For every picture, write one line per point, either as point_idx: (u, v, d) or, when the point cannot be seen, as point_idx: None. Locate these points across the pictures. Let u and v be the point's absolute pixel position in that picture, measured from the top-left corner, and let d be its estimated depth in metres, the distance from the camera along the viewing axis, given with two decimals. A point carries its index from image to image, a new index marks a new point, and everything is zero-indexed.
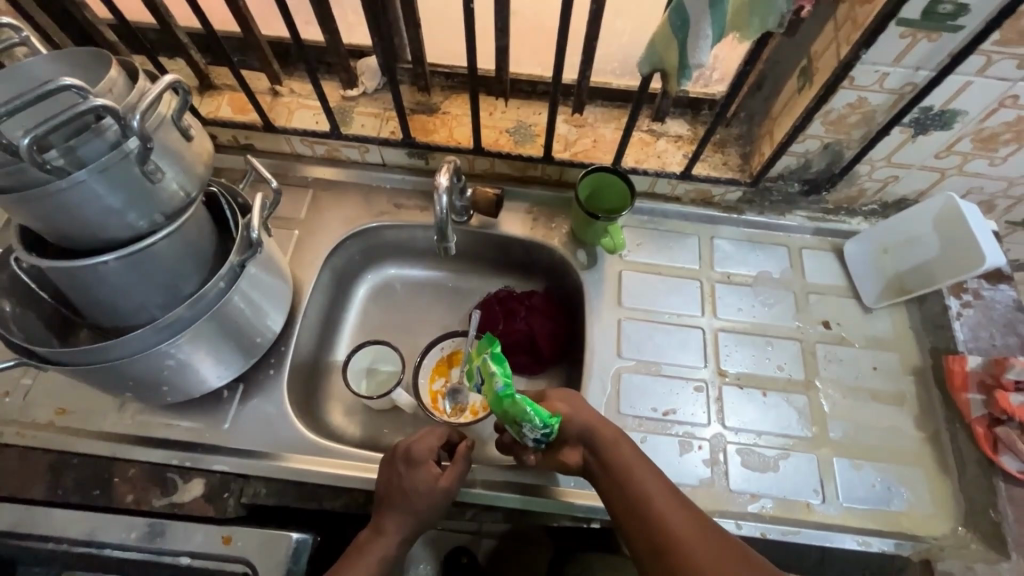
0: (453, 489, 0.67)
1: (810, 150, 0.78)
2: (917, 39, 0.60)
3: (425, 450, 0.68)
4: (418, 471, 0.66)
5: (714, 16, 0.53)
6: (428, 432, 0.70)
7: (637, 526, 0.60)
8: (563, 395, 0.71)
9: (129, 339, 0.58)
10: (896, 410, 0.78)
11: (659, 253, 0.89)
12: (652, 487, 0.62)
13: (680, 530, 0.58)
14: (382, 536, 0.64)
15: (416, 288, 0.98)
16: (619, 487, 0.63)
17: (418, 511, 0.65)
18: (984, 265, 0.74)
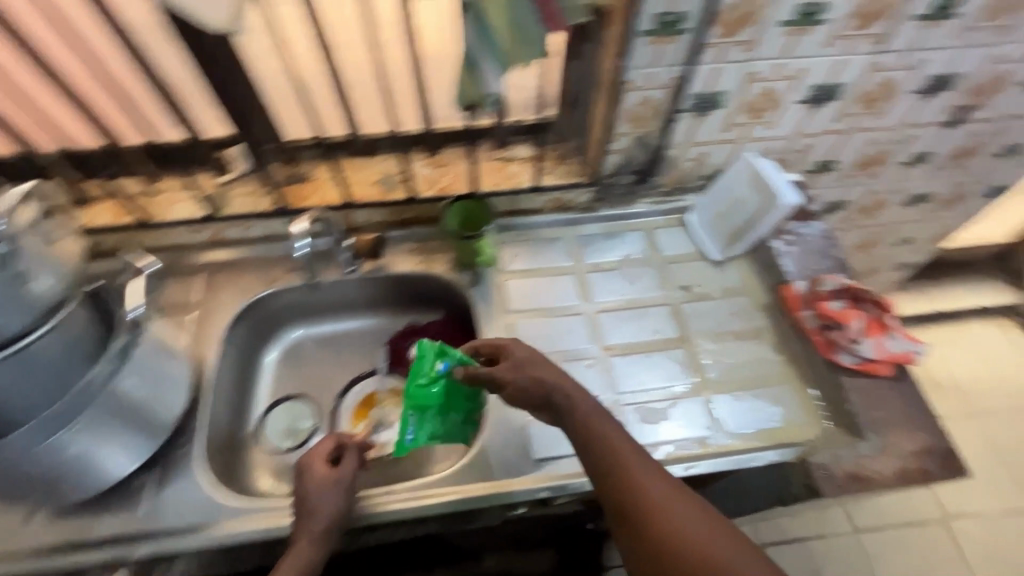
0: (346, 478, 0.72)
1: (628, 146, 0.93)
2: (662, 44, 0.76)
3: (312, 454, 0.75)
4: (308, 472, 0.72)
5: (492, 54, 0.67)
6: (323, 444, 0.77)
7: (613, 490, 0.62)
8: (529, 356, 0.73)
9: (12, 439, 0.59)
10: (757, 342, 0.91)
11: (534, 259, 1.01)
12: (627, 451, 0.63)
13: (656, 495, 0.60)
14: (295, 543, 0.67)
15: (324, 345, 1.02)
16: (591, 452, 0.65)
17: (314, 506, 0.69)
18: (783, 205, 0.89)
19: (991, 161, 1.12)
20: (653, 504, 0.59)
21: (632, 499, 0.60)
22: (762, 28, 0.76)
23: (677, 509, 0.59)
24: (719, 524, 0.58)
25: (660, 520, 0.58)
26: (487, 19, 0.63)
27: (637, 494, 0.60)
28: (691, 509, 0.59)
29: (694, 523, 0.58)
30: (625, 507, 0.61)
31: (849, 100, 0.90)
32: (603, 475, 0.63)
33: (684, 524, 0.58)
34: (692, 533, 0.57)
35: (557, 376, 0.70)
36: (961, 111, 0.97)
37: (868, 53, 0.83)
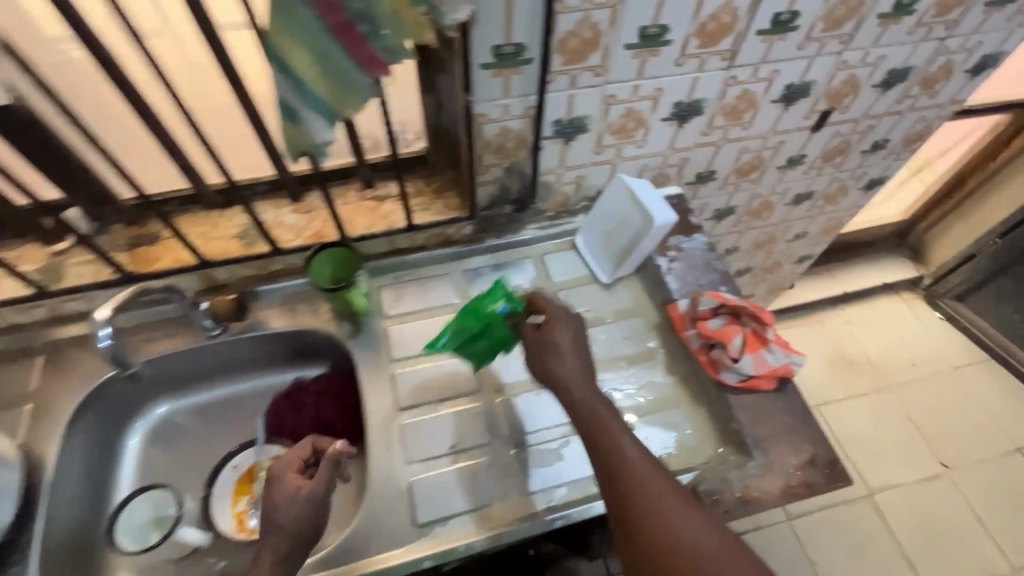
0: (316, 495, 0.69)
1: (499, 176, 0.89)
2: (507, 75, 0.73)
3: (288, 462, 0.71)
4: (277, 486, 0.69)
5: (311, 104, 0.61)
6: (294, 449, 0.74)
7: (615, 494, 0.63)
8: (564, 336, 0.74)
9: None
10: (648, 365, 0.89)
11: (419, 300, 0.95)
12: (633, 454, 0.65)
13: (657, 501, 0.61)
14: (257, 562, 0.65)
15: (199, 415, 0.94)
16: (600, 453, 0.66)
17: (283, 523, 0.66)
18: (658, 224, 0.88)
19: (861, 157, 1.16)
20: (654, 509, 0.61)
21: (637, 504, 0.61)
22: (607, 52, 0.74)
23: (676, 516, 0.60)
24: (714, 531, 0.60)
25: (652, 529, 0.60)
26: (296, 71, 0.57)
27: (644, 496, 0.61)
28: (690, 514, 0.61)
29: (691, 528, 0.60)
30: (625, 513, 0.61)
31: (713, 114, 0.90)
32: (606, 479, 0.64)
33: (676, 535, 0.59)
34: (688, 538, 0.59)
35: (563, 370, 0.72)
36: (822, 115, 0.99)
37: (721, 69, 0.82)
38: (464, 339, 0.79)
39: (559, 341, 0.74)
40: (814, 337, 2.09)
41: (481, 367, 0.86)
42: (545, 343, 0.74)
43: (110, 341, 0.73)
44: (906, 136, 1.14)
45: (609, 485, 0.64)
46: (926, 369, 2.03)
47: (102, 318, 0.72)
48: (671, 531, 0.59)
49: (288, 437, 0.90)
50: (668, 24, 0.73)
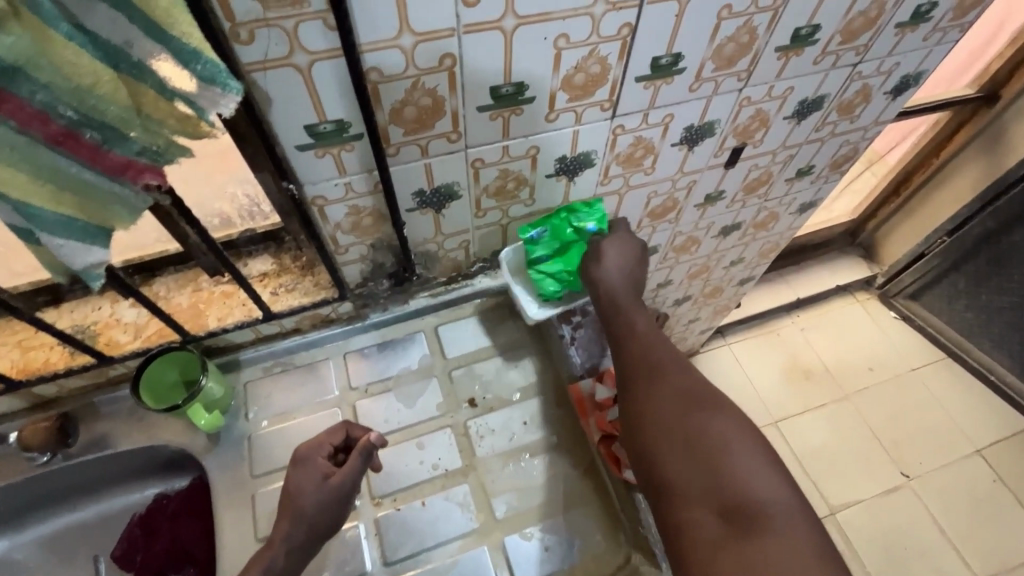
0: (345, 487, 0.66)
1: (365, 253, 0.77)
2: (336, 153, 0.61)
3: (317, 447, 0.69)
4: (309, 470, 0.67)
5: (52, 227, 0.47)
6: (327, 428, 0.71)
7: (621, 353, 0.73)
8: (620, 232, 0.84)
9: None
10: (550, 455, 0.79)
11: (291, 395, 0.83)
12: (639, 324, 0.75)
13: (667, 355, 0.71)
14: (271, 545, 0.64)
15: (45, 548, 0.82)
16: (613, 327, 0.76)
17: (306, 515, 0.64)
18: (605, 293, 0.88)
19: (787, 184, 1.07)
20: (658, 360, 0.70)
21: (638, 357, 0.71)
22: (457, 117, 0.62)
23: (676, 369, 0.69)
24: (706, 385, 0.67)
25: (670, 375, 0.68)
26: (11, 197, 0.44)
27: (639, 354, 0.72)
28: (681, 370, 0.69)
29: (690, 378, 0.68)
30: (625, 366, 0.72)
31: (606, 164, 0.79)
32: (618, 341, 0.75)
33: (685, 378, 0.68)
34: (684, 383, 0.67)
35: (615, 255, 0.81)
36: (734, 151, 0.89)
37: (604, 119, 0.71)
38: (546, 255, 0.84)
39: (605, 250, 0.81)
40: (770, 348, 2.02)
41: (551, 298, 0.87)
42: (595, 252, 0.81)
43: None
44: (832, 160, 1.05)
45: (616, 346, 0.75)
46: (884, 374, 1.98)
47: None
48: (674, 377, 0.68)
49: (138, 574, 0.78)
50: (523, 81, 0.61)
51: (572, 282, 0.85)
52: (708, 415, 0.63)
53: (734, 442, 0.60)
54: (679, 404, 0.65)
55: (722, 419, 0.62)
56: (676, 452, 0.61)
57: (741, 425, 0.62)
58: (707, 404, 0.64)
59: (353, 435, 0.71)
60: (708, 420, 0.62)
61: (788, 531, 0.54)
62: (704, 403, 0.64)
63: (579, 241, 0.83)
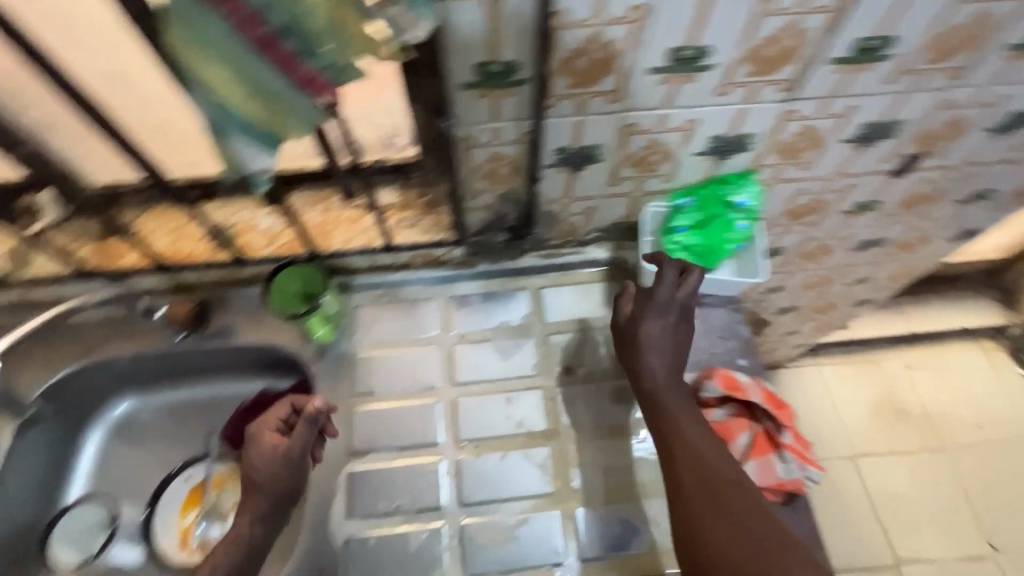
0: (295, 454, 0.69)
1: (492, 202, 0.76)
2: (497, 96, 0.59)
3: (266, 422, 0.71)
4: (259, 443, 0.69)
5: (238, 127, 0.49)
6: (284, 402, 0.73)
7: (670, 470, 0.63)
8: (656, 303, 0.70)
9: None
10: (636, 439, 0.77)
11: (394, 326, 0.86)
12: (691, 430, 0.65)
13: (728, 476, 0.61)
14: (242, 514, 0.67)
15: (164, 413, 0.90)
16: (661, 431, 0.66)
17: (262, 483, 0.67)
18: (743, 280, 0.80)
19: (955, 206, 0.94)
20: (714, 485, 0.60)
21: (699, 483, 0.61)
22: (626, 76, 0.59)
23: (735, 495, 0.60)
24: (765, 512, 0.59)
25: (737, 512, 0.58)
26: (212, 92, 0.46)
27: (692, 474, 0.61)
28: (739, 495, 0.60)
29: (750, 509, 0.59)
30: (676, 489, 0.62)
31: (764, 151, 0.73)
32: (666, 452, 0.64)
33: (745, 509, 0.59)
34: (747, 519, 0.58)
35: (658, 339, 0.70)
36: (910, 159, 0.79)
37: (778, 101, 0.65)
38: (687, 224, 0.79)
39: (646, 330, 0.70)
40: (866, 378, 1.86)
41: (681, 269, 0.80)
42: (632, 332, 0.71)
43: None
44: (1019, 187, 0.91)
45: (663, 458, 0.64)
46: (995, 435, 1.77)
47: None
48: (732, 509, 0.59)
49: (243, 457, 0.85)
50: (710, 45, 0.56)
51: (705, 258, 0.80)
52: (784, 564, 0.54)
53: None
54: (756, 558, 0.55)
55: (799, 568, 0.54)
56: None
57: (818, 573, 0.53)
58: (775, 549, 0.55)
59: (298, 409, 0.72)
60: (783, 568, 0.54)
61: None
62: (772, 546, 0.56)
63: (723, 213, 0.78)
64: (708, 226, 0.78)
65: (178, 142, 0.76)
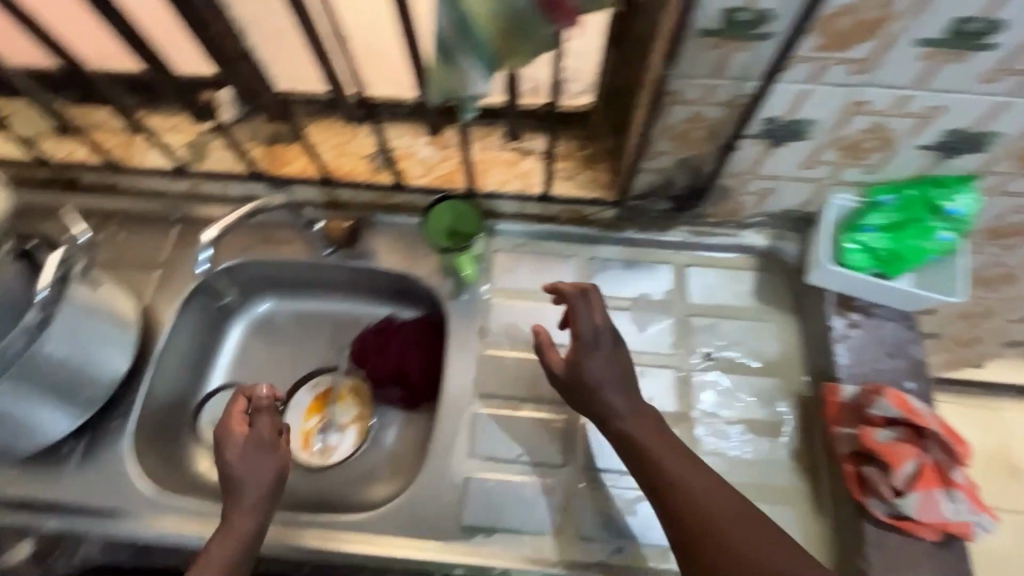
0: (270, 438, 0.67)
1: (668, 166, 0.72)
2: (730, 49, 0.54)
3: (226, 419, 0.68)
4: (228, 441, 0.66)
5: (475, 46, 0.49)
6: (234, 399, 0.70)
7: (664, 505, 0.59)
8: (586, 334, 0.66)
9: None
10: (771, 439, 0.73)
11: (531, 277, 0.85)
12: (655, 448, 0.62)
13: (692, 492, 0.59)
14: (229, 518, 0.62)
15: (300, 321, 0.95)
16: (636, 460, 0.62)
17: (243, 479, 0.64)
18: (936, 298, 0.71)
19: None
20: (704, 507, 0.58)
21: (699, 527, 0.57)
22: (885, 44, 0.52)
23: (728, 508, 0.58)
24: (756, 516, 0.58)
25: (741, 543, 0.56)
26: (465, 5, 0.46)
27: (690, 505, 0.58)
28: (729, 506, 0.58)
29: (748, 520, 0.58)
30: (677, 528, 0.58)
31: (1001, 155, 0.63)
32: (659, 488, 0.60)
33: (742, 523, 0.57)
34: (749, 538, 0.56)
35: (594, 376, 0.65)
36: None
37: None
38: (880, 224, 0.70)
39: (587, 369, 0.65)
40: (979, 427, 1.69)
41: (857, 271, 0.73)
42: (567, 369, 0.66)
43: (209, 265, 0.75)
44: None
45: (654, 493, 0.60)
46: None
47: (206, 241, 0.72)
48: (732, 528, 0.57)
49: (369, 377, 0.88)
50: (1006, 19, 0.49)
51: (889, 265, 0.72)
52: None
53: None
54: None
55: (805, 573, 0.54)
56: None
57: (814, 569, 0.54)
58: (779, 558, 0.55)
59: (248, 398, 0.70)
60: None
61: None
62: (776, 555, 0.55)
63: (927, 219, 0.68)
64: (905, 229, 0.69)
65: (376, 59, 0.81)
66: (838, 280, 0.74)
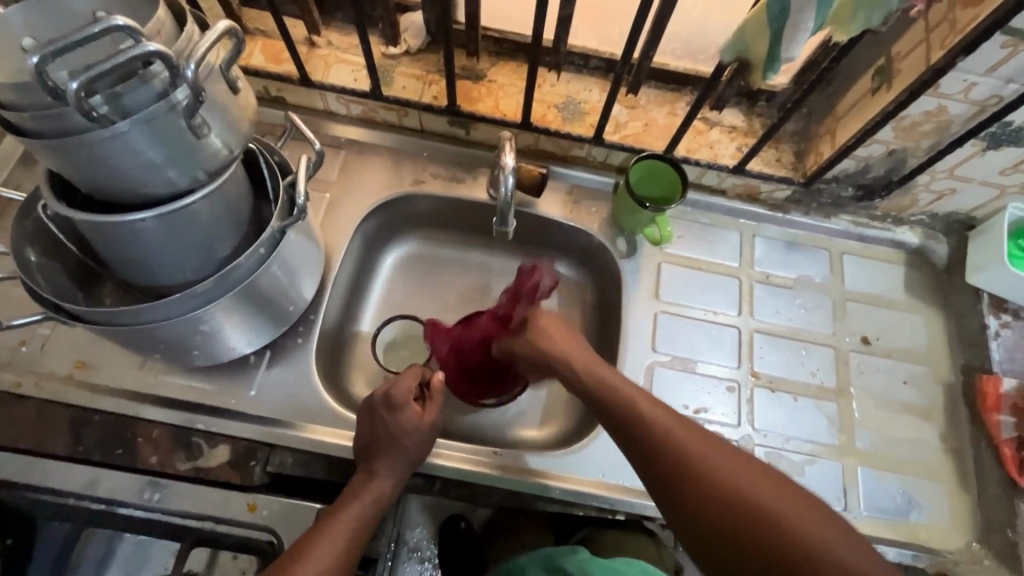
0: (436, 422, 0.69)
1: (873, 155, 0.75)
2: (1018, 50, 0.57)
3: (405, 391, 0.68)
4: (402, 412, 0.67)
5: (820, 8, 0.50)
6: (410, 373, 0.70)
7: (676, 482, 0.53)
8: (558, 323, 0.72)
9: (173, 300, 0.57)
10: (922, 422, 0.79)
11: (700, 246, 0.87)
12: (673, 427, 0.56)
13: (729, 472, 0.52)
14: (377, 479, 0.65)
15: (448, 263, 0.94)
16: (655, 443, 0.56)
17: (408, 449, 0.66)
18: None
19: None
20: (741, 490, 0.50)
21: (604, 406, 0.62)
22: None
23: (766, 492, 0.50)
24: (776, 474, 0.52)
25: (655, 426, 0.57)
26: None
27: (710, 485, 0.51)
28: (774, 492, 0.49)
29: (805, 514, 0.48)
30: (688, 503, 0.52)
31: None
32: (673, 466, 0.54)
33: (793, 514, 0.48)
34: (802, 529, 0.47)
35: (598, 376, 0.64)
36: None
37: None
38: None
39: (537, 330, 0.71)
40: None
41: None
42: (535, 333, 0.71)
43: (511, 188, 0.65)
44: None
45: (665, 473, 0.54)
46: None
47: (507, 165, 0.64)
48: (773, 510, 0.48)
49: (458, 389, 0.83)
50: None
51: None
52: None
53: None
54: (655, 455, 0.55)
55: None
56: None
57: (788, 497, 0.49)
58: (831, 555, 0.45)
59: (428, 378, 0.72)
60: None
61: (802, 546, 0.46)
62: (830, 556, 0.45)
63: None
64: None
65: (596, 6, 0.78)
66: (1002, 282, 0.80)
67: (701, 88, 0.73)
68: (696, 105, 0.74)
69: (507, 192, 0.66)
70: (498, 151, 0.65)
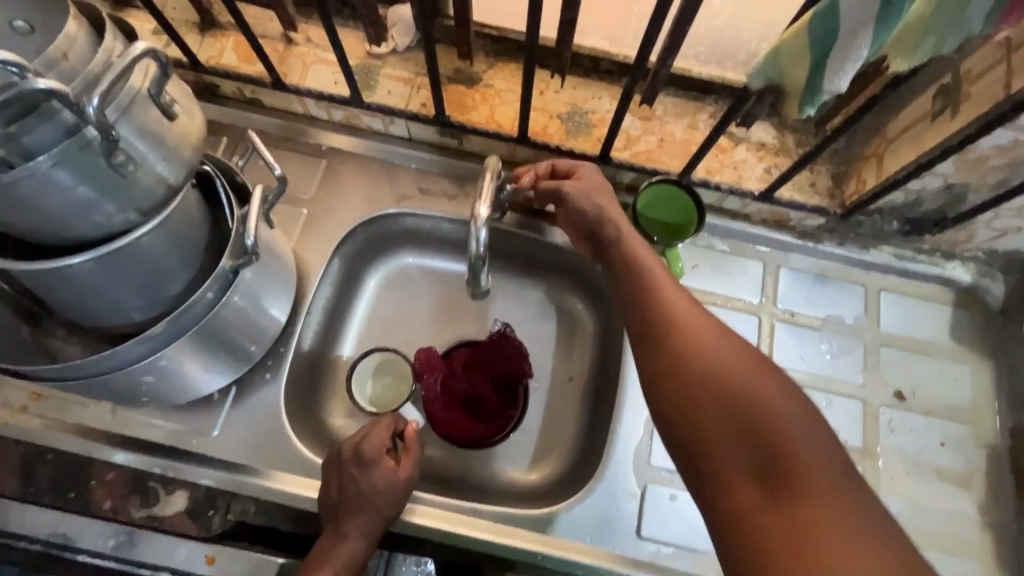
0: (413, 478, 0.63)
1: (926, 188, 0.64)
2: None
3: (381, 445, 0.62)
4: (374, 469, 0.61)
5: (876, 33, 0.39)
6: (382, 424, 0.64)
7: (669, 352, 0.50)
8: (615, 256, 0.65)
9: (114, 353, 0.51)
10: (958, 491, 0.70)
11: (716, 278, 0.77)
12: (731, 354, 0.49)
13: (729, 353, 0.49)
14: (346, 542, 0.59)
15: (437, 282, 0.86)
16: (705, 361, 0.48)
17: (382, 508, 0.61)
18: None
19: None
20: (785, 436, 0.43)
21: (650, 308, 0.55)
22: None
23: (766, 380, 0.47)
24: (839, 453, 0.43)
25: (710, 348, 0.49)
26: None
27: (703, 357, 0.49)
28: (779, 387, 0.46)
29: (809, 430, 0.44)
30: (674, 376, 0.49)
31: None
32: (721, 388, 0.46)
33: (798, 419, 0.44)
34: (802, 439, 0.43)
35: (638, 269, 0.59)
36: None
37: None
38: None
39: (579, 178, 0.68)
40: None
41: None
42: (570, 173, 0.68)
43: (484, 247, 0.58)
44: None
45: (658, 341, 0.52)
46: None
47: (482, 217, 0.56)
48: (772, 406, 0.45)
49: (444, 425, 0.77)
50: None
51: None
52: (816, 496, 0.40)
53: (860, 535, 0.38)
54: (702, 373, 0.48)
55: (830, 489, 0.41)
56: (761, 545, 0.40)
57: (838, 475, 0.42)
58: (822, 471, 0.42)
59: (402, 428, 0.66)
60: (810, 496, 0.40)
61: (831, 517, 0.39)
62: (819, 467, 0.42)
63: None
64: None
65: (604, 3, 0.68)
66: None
67: (726, 107, 0.62)
68: (719, 127, 0.64)
69: (478, 246, 0.57)
70: (473, 202, 0.57)
